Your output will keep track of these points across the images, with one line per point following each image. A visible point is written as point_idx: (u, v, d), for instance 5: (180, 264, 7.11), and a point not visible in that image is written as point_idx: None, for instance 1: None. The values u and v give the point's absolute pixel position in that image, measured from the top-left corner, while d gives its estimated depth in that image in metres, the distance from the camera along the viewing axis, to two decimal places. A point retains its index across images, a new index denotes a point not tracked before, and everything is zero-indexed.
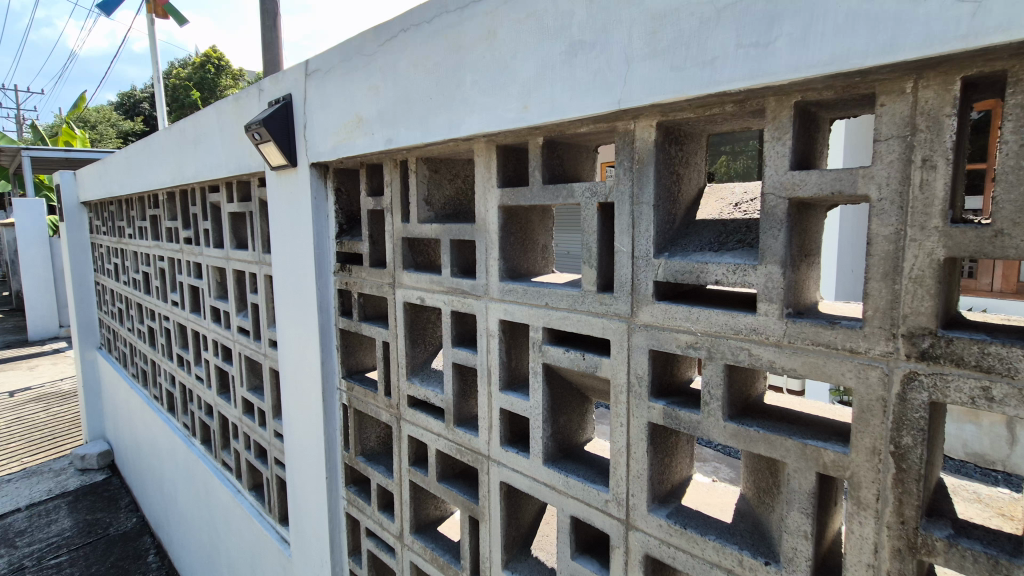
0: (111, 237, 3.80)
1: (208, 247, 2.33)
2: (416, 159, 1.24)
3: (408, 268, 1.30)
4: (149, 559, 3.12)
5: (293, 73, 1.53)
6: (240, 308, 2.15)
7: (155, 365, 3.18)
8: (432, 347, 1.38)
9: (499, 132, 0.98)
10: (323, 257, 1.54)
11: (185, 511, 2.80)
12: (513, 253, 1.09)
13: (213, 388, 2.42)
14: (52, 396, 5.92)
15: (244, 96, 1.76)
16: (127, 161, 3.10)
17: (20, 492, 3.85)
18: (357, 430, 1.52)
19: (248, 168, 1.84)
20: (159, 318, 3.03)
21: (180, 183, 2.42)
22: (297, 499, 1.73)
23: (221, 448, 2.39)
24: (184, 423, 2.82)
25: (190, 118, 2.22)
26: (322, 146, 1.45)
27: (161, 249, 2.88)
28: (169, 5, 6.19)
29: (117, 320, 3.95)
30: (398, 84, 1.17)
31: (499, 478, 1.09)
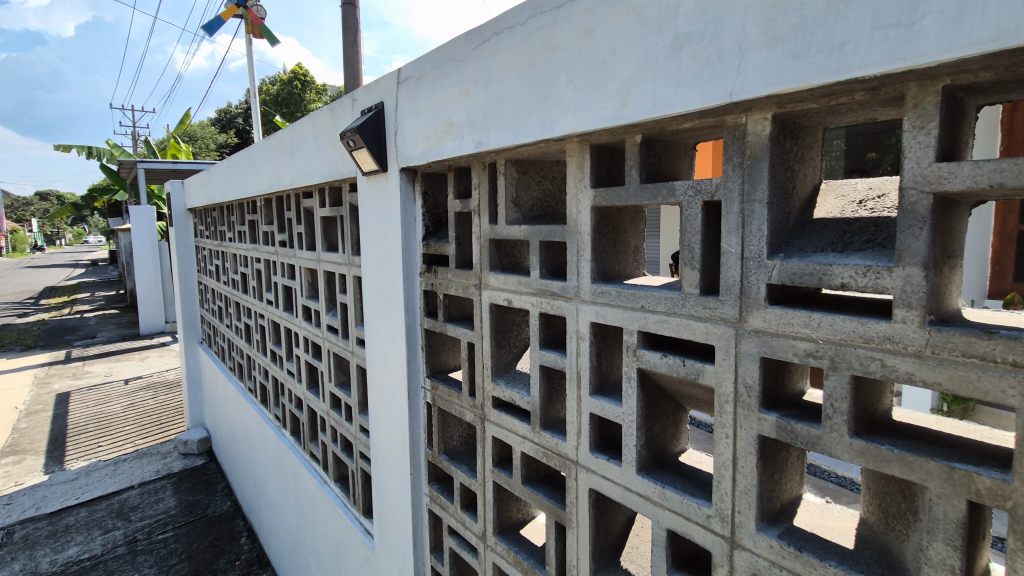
0: (213, 241, 4.14)
1: (301, 249, 2.48)
2: (504, 161, 1.24)
3: (495, 269, 1.31)
4: (241, 541, 3.35)
5: (386, 82, 1.59)
6: (330, 308, 2.27)
7: (250, 360, 3.41)
8: (517, 348, 1.38)
9: (594, 130, 0.96)
10: (410, 259, 1.59)
11: (275, 498, 2.98)
12: (605, 255, 1.07)
13: (303, 382, 2.57)
14: (159, 385, 6.53)
15: (338, 106, 1.86)
16: (229, 170, 3.37)
17: (134, 471, 4.27)
18: (440, 429, 1.54)
19: (340, 174, 1.94)
20: (255, 315, 3.26)
21: (277, 189, 2.59)
22: (382, 493, 1.79)
23: (309, 440, 2.52)
24: (275, 415, 3.02)
25: (288, 128, 2.38)
26: (411, 151, 1.49)
27: (258, 251, 3.10)
28: (264, 25, 6.71)
29: (217, 317, 4.29)
30: (489, 88, 1.18)
31: (588, 485, 1.06)
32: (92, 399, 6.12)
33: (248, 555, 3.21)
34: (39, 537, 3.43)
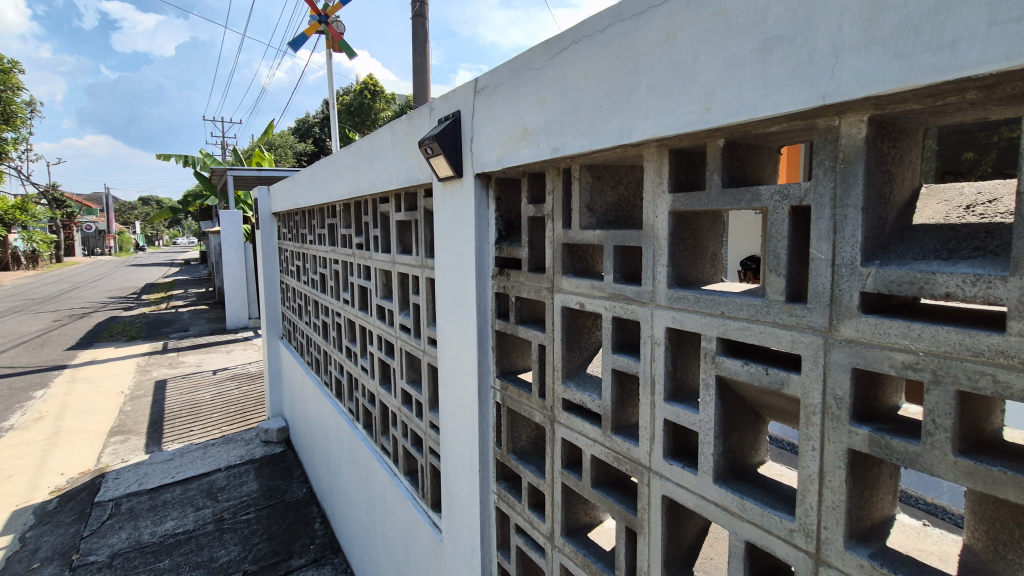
0: (295, 243, 4.43)
1: (377, 251, 2.61)
2: (580, 166, 1.26)
3: (567, 273, 1.33)
4: (315, 526, 3.55)
5: (463, 92, 1.66)
6: (403, 308, 2.37)
7: (327, 355, 3.62)
8: (587, 352, 1.39)
9: (675, 135, 0.96)
10: (482, 261, 1.63)
11: (347, 488, 3.14)
12: (682, 260, 1.06)
13: (376, 378, 2.69)
14: (243, 376, 7.04)
15: (416, 115, 1.95)
16: (312, 177, 3.59)
17: (221, 454, 4.62)
18: (509, 428, 1.58)
19: (417, 180, 2.03)
20: (333, 313, 3.45)
21: (356, 194, 2.74)
22: (450, 488, 1.85)
23: (381, 434, 2.65)
24: (349, 408, 3.18)
25: (367, 136, 2.51)
26: (487, 157, 1.54)
27: (336, 253, 3.28)
28: (342, 40, 7.11)
29: (296, 314, 4.59)
30: (567, 95, 1.20)
31: (661, 491, 1.06)
32: (185, 387, 6.69)
33: (321, 540, 3.40)
34: (141, 509, 3.79)
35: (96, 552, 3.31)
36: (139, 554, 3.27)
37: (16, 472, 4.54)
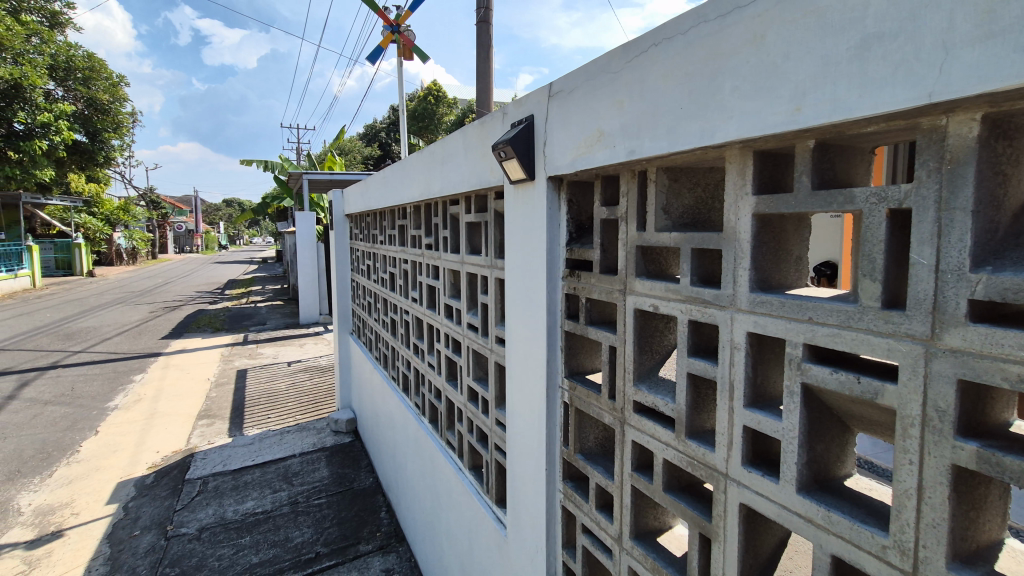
0: (367, 243, 4.66)
1: (446, 252, 2.70)
2: (656, 168, 1.26)
3: (640, 275, 1.32)
4: (381, 515, 3.71)
5: (537, 97, 1.69)
6: (471, 307, 2.44)
7: (395, 351, 3.78)
8: (659, 355, 1.38)
9: (761, 136, 0.95)
10: (553, 262, 1.66)
11: (413, 480, 3.26)
12: (765, 264, 1.04)
13: (442, 374, 2.78)
14: (315, 368, 7.44)
15: (489, 120, 2.01)
16: (384, 181, 3.77)
17: (296, 441, 4.92)
18: (577, 429, 1.59)
19: (488, 183, 2.08)
20: (401, 311, 3.60)
21: (427, 197, 2.85)
22: (516, 485, 1.89)
23: (447, 428, 2.73)
24: (416, 402, 3.30)
25: (440, 141, 2.61)
26: (560, 160, 1.56)
27: (406, 253, 3.42)
28: (413, 46, 7.36)
29: (366, 311, 4.81)
30: (646, 98, 1.21)
31: (738, 499, 1.04)
32: (263, 377, 7.15)
33: (387, 528, 3.55)
34: (226, 488, 4.10)
35: (188, 524, 3.61)
36: (225, 529, 3.54)
37: (120, 447, 5.02)
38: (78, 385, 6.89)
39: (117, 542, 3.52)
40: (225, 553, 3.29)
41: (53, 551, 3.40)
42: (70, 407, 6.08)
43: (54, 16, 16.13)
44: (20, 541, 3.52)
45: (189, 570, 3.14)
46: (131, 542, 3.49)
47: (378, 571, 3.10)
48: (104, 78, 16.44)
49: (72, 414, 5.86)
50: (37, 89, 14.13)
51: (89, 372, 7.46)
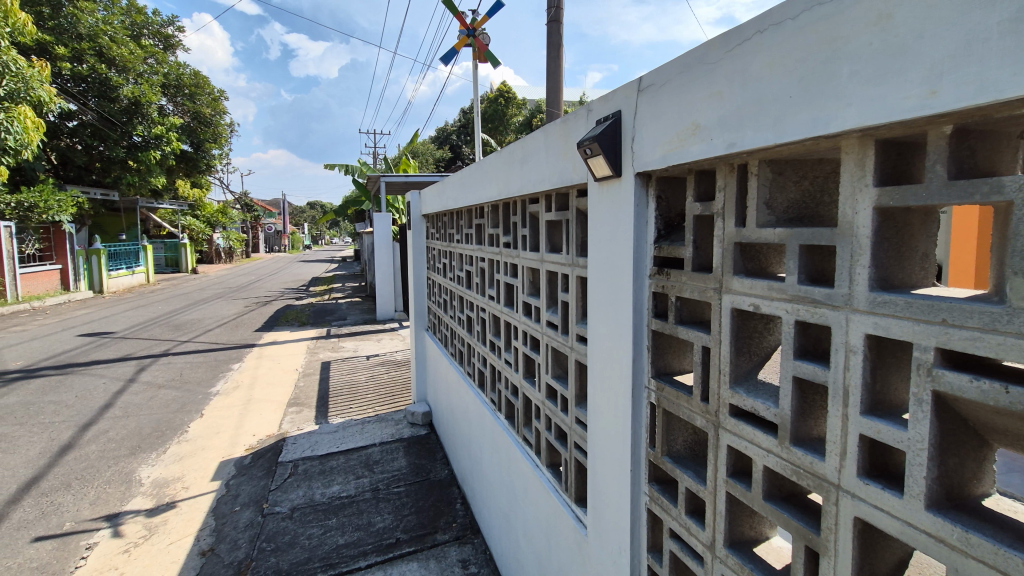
0: (443, 242, 4.80)
1: (525, 250, 2.73)
2: (758, 161, 1.20)
3: (738, 273, 1.27)
4: (457, 507, 3.81)
5: (625, 91, 1.67)
6: (550, 305, 2.45)
7: (471, 347, 3.87)
8: (758, 357, 1.32)
9: (886, 124, 0.88)
10: (641, 260, 1.62)
11: (488, 474, 3.33)
12: (887, 261, 0.96)
13: (520, 371, 2.81)
14: (391, 362, 7.77)
15: (573, 118, 2.00)
16: (462, 182, 3.87)
17: (375, 432, 5.16)
18: (664, 430, 1.55)
19: (570, 181, 2.09)
20: (478, 309, 3.68)
21: (506, 196, 2.90)
22: (597, 485, 1.88)
23: (523, 425, 2.76)
24: (491, 398, 3.36)
25: (520, 140, 2.64)
26: (650, 155, 1.53)
27: (483, 252, 3.50)
28: (487, 50, 7.52)
29: (442, 308, 4.96)
30: (748, 88, 1.15)
31: (853, 513, 0.97)
32: (344, 370, 7.56)
33: (463, 520, 3.64)
34: (314, 472, 4.37)
35: (281, 503, 3.88)
36: (314, 510, 3.78)
37: (222, 429, 5.49)
38: (186, 371, 7.62)
39: (221, 516, 3.85)
40: (314, 532, 3.51)
41: (168, 520, 3.78)
42: (180, 391, 6.72)
43: (167, 39, 17.95)
44: (141, 508, 3.94)
45: (283, 546, 3.38)
46: (233, 517, 3.80)
47: (454, 561, 3.19)
48: (206, 92, 18.07)
49: (182, 397, 6.49)
50: (152, 105, 15.78)
51: (195, 360, 8.22)
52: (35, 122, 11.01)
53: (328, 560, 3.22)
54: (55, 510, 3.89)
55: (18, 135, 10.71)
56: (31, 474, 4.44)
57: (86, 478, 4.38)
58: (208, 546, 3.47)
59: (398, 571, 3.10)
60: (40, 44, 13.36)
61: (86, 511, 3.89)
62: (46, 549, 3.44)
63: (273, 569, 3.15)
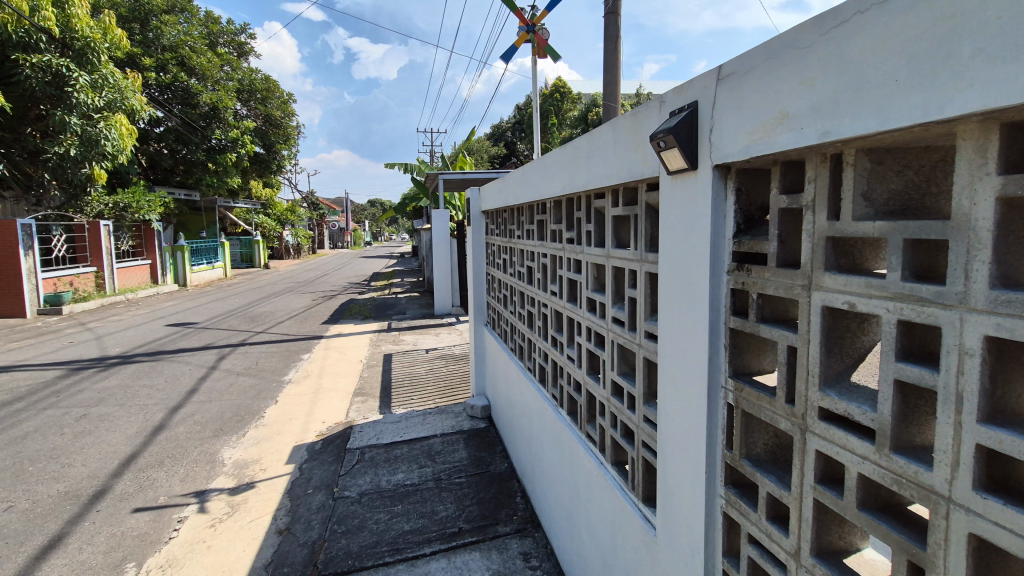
0: (503, 237, 4.85)
1: (589, 246, 2.70)
2: (855, 151, 1.13)
3: (830, 269, 1.20)
4: (517, 500, 3.85)
5: (703, 81, 1.61)
6: (616, 301, 2.41)
7: (531, 343, 3.89)
8: (850, 358, 1.24)
9: (1016, 106, 0.80)
10: (718, 256, 1.56)
11: (549, 470, 3.34)
12: (1010, 256, 0.88)
13: (583, 367, 2.80)
14: (449, 356, 7.93)
15: (645, 109, 1.96)
16: (523, 177, 3.89)
17: (436, 423, 5.29)
18: (743, 432, 1.50)
19: (640, 175, 2.04)
20: (539, 304, 3.69)
21: (570, 191, 2.88)
22: (667, 486, 1.84)
23: (587, 422, 2.74)
24: (553, 394, 3.37)
25: (586, 135, 2.61)
26: (730, 146, 1.47)
27: (545, 248, 3.50)
28: (546, 45, 7.50)
29: (501, 303, 5.02)
30: (847, 72, 1.08)
31: (966, 528, 0.89)
32: (405, 362, 7.79)
33: (523, 513, 3.67)
34: (379, 459, 4.53)
35: (350, 488, 4.06)
36: (380, 496, 3.93)
37: (294, 415, 5.81)
38: (260, 360, 8.10)
39: (296, 497, 4.07)
40: (381, 517, 3.65)
41: (249, 499, 4.04)
42: (255, 378, 7.16)
43: (241, 47, 19.05)
44: (225, 487, 4.23)
45: (353, 529, 3.54)
46: (306, 499, 4.02)
47: (516, 553, 3.23)
48: (277, 96, 19.07)
49: (257, 384, 6.91)
50: (228, 110, 16.84)
51: (268, 350, 8.73)
52: (129, 129, 11.97)
53: (394, 545, 3.34)
54: (150, 485, 4.25)
55: (115, 141, 11.70)
56: (130, 450, 4.87)
57: (177, 457, 4.76)
58: (284, 525, 3.68)
59: (462, 560, 3.17)
60: (132, 57, 14.56)
61: (176, 487, 4.23)
62: (144, 520, 3.76)
63: (344, 551, 3.30)
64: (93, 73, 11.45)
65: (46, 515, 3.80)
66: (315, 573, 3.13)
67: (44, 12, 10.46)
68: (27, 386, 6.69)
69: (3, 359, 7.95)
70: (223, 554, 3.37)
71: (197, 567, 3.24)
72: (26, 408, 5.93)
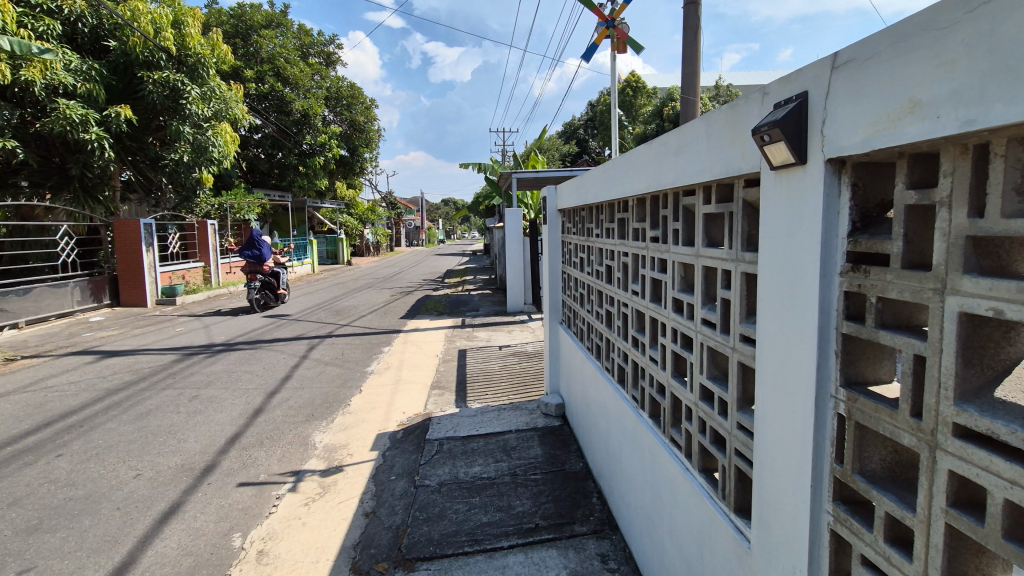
0: (581, 236, 4.82)
1: (676, 245, 2.62)
2: (1005, 141, 1.02)
3: (969, 272, 1.09)
4: (593, 500, 3.82)
5: (815, 70, 1.51)
6: (706, 302, 2.32)
7: (610, 342, 3.84)
8: (991, 370, 1.12)
9: None
10: (829, 256, 1.46)
11: (628, 472, 3.28)
12: None
13: (668, 370, 2.72)
14: (522, 353, 8.00)
15: (746, 102, 1.87)
16: (604, 176, 3.85)
17: (512, 419, 5.36)
18: (857, 446, 1.39)
19: (738, 171, 1.95)
20: (619, 304, 3.64)
21: (656, 189, 2.81)
22: (762, 497, 1.76)
23: (671, 425, 2.67)
24: (633, 395, 3.30)
25: (675, 130, 2.54)
26: (846, 139, 1.37)
27: (627, 247, 3.44)
28: (628, 38, 7.39)
29: (578, 302, 4.99)
30: (999, 53, 0.98)
31: None
32: (479, 358, 7.96)
33: (600, 514, 3.64)
34: (457, 451, 4.66)
35: (430, 478, 4.21)
36: (459, 487, 4.04)
37: (377, 405, 6.10)
38: (346, 351, 8.59)
39: (380, 483, 4.28)
40: (460, 508, 3.75)
41: (338, 481, 4.30)
42: (341, 368, 7.60)
43: (329, 57, 20.22)
44: (316, 469, 4.52)
45: (434, 517, 3.66)
46: (389, 485, 4.21)
47: (593, 554, 3.21)
48: (361, 102, 20.12)
49: (343, 374, 7.33)
50: (317, 116, 17.98)
51: (352, 342, 9.22)
52: (232, 136, 13.23)
53: (473, 536, 3.42)
54: (252, 463, 4.63)
55: (220, 148, 12.91)
56: (234, 430, 5.35)
57: (274, 438, 5.15)
58: (370, 508, 3.88)
59: (539, 556, 3.19)
60: (236, 70, 15.90)
61: (275, 466, 4.58)
62: (248, 494, 4.11)
63: (426, 537, 3.43)
64: (203, 86, 12.61)
65: (167, 484, 4.25)
66: (399, 556, 3.27)
67: (165, 32, 11.70)
68: (149, 368, 7.51)
69: (130, 343, 8.97)
70: (317, 532, 3.60)
71: (294, 541, 3.49)
72: (148, 387, 6.66)
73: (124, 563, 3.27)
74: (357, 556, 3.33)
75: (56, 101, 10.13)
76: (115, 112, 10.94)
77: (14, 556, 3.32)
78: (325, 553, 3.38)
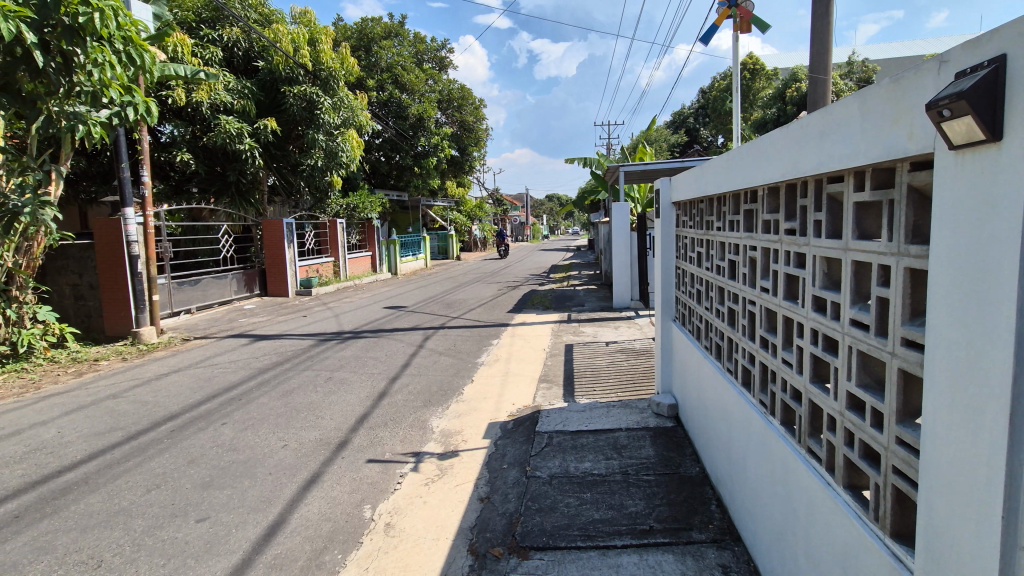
0: (699, 230, 4.58)
1: (818, 237, 2.39)
2: None
3: None
4: (712, 507, 3.63)
5: (1018, 28, 1.27)
6: (857, 301, 2.09)
7: (733, 342, 3.61)
8: None
9: None
10: None
11: (754, 482, 3.06)
12: None
13: (805, 375, 2.50)
14: (631, 350, 7.80)
15: (917, 72, 1.64)
16: (728, 164, 3.62)
17: (622, 417, 5.25)
18: None
19: (902, 153, 1.73)
20: (744, 301, 3.41)
21: (793, 177, 2.58)
22: (931, 522, 1.55)
23: (809, 435, 2.45)
24: (761, 400, 3.07)
25: (819, 111, 2.30)
26: None
27: (755, 240, 3.21)
28: (752, 17, 6.88)
29: (694, 299, 4.76)
30: None
31: None
32: (586, 353, 7.90)
33: (720, 522, 3.45)
34: (567, 445, 4.68)
35: (542, 469, 4.27)
36: (570, 481, 4.05)
37: (488, 395, 6.32)
38: (458, 342, 8.99)
39: (493, 470, 4.43)
40: (572, 502, 3.76)
41: (455, 465, 4.53)
42: (454, 358, 7.98)
43: (442, 61, 21.20)
44: (434, 452, 4.79)
45: (546, 508, 3.72)
46: (502, 473, 4.34)
47: (714, 563, 3.05)
48: (470, 103, 20.90)
49: (456, 363, 7.69)
50: (431, 119, 18.98)
51: (463, 334, 9.64)
52: (358, 141, 14.44)
53: (586, 531, 3.41)
54: (378, 441, 5.03)
55: (348, 152, 14.18)
56: (363, 410, 5.84)
57: (397, 420, 5.55)
58: (484, 494, 4.04)
59: (655, 559, 3.10)
60: (360, 80, 17.30)
61: (398, 446, 4.92)
62: (375, 470, 4.46)
63: (539, 528, 3.48)
64: (334, 96, 13.89)
65: (308, 455, 4.75)
66: (514, 543, 3.36)
67: (302, 50, 13.04)
68: (291, 351, 8.45)
69: (276, 329, 10.16)
70: (437, 511, 3.82)
71: (417, 518, 3.73)
72: (291, 368, 7.50)
73: (277, 522, 3.71)
74: (474, 538, 3.48)
75: (218, 118, 11.75)
76: (263, 124, 12.39)
77: (194, 506, 3.92)
78: (445, 532, 3.57)
